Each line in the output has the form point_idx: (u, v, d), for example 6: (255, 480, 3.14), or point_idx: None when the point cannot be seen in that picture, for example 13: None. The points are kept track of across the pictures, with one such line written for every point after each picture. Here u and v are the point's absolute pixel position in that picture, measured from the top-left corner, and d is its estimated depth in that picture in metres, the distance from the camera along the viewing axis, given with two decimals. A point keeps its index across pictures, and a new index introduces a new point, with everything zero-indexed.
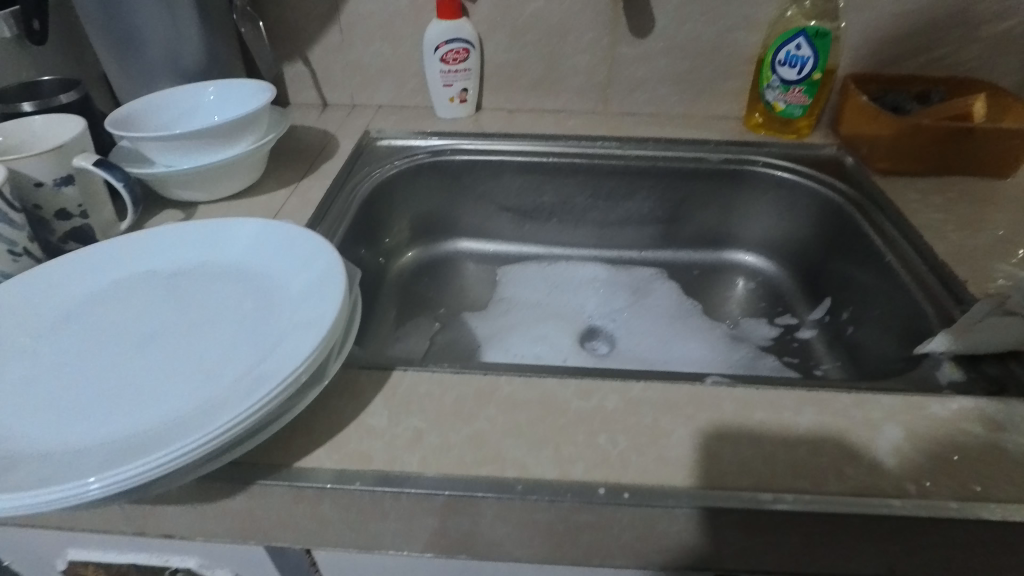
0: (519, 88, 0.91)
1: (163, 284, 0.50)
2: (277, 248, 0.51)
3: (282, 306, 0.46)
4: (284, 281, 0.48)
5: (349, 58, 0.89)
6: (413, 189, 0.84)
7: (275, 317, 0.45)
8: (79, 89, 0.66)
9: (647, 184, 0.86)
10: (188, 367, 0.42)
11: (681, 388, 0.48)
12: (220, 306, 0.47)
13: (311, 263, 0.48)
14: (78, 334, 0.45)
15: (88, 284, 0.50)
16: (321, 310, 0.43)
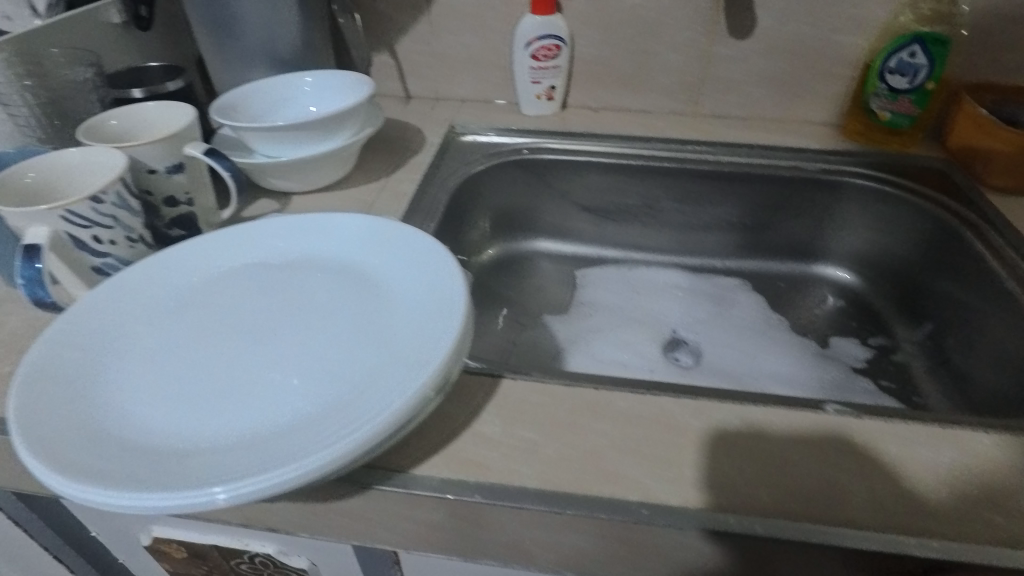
0: (606, 84, 0.88)
1: (273, 274, 0.50)
2: (388, 246, 0.50)
3: (399, 308, 0.45)
4: (398, 282, 0.47)
5: (434, 50, 0.88)
6: (498, 186, 0.83)
7: (392, 319, 0.44)
8: (185, 76, 0.67)
9: (737, 191, 0.83)
10: (308, 363, 0.42)
11: (804, 415, 0.45)
12: (333, 302, 0.47)
13: (427, 265, 0.47)
14: (195, 325, 0.45)
15: (199, 273, 0.50)
16: (443, 316, 0.42)
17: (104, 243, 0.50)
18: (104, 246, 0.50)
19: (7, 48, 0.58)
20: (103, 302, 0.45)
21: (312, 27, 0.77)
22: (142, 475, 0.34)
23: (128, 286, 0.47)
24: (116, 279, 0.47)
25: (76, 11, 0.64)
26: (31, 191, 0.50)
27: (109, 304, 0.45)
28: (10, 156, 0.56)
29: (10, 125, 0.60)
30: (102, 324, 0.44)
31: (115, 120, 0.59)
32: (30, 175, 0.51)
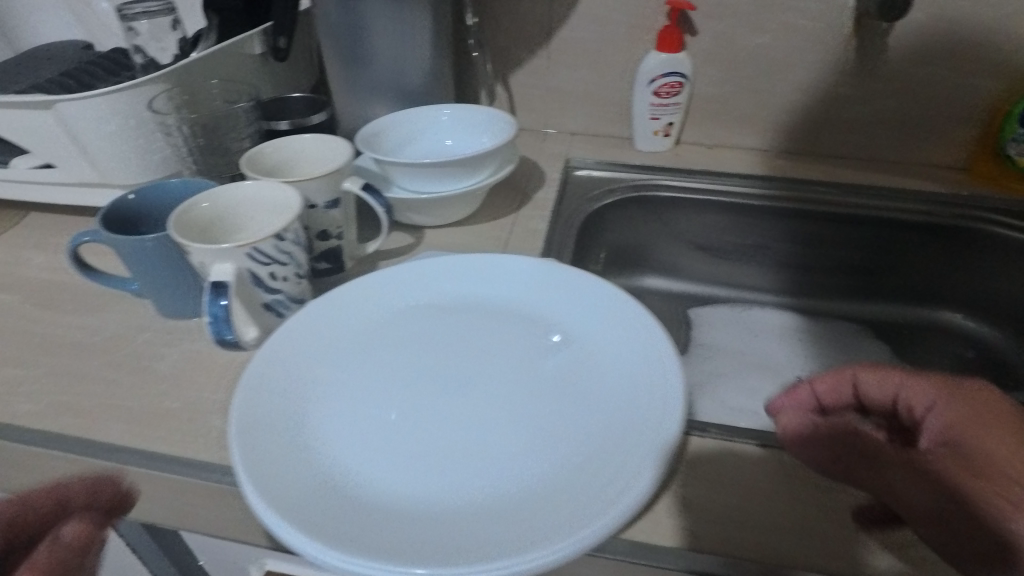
0: (724, 122, 0.86)
1: (450, 318, 0.50)
2: (566, 295, 0.50)
3: (594, 364, 0.45)
4: (585, 334, 0.47)
5: (550, 84, 0.87)
6: (615, 223, 0.82)
7: (589, 375, 0.44)
8: (328, 109, 0.66)
9: (859, 234, 0.81)
10: (509, 418, 0.42)
11: None
12: (518, 351, 0.47)
13: (618, 320, 0.47)
14: (382, 371, 0.45)
15: (373, 314, 0.50)
16: (652, 380, 0.42)
17: (278, 280, 0.49)
18: (278, 283, 0.49)
19: (170, 81, 0.59)
20: (288, 344, 0.45)
21: (440, 61, 0.77)
22: (374, 538, 0.33)
23: (308, 326, 0.47)
24: (296, 317, 0.47)
25: (229, 43, 0.64)
26: (210, 227, 0.51)
27: (297, 345, 0.46)
28: (173, 185, 0.56)
29: (162, 156, 0.62)
30: (294, 368, 0.44)
31: (272, 148, 0.59)
32: (210, 210, 0.51)
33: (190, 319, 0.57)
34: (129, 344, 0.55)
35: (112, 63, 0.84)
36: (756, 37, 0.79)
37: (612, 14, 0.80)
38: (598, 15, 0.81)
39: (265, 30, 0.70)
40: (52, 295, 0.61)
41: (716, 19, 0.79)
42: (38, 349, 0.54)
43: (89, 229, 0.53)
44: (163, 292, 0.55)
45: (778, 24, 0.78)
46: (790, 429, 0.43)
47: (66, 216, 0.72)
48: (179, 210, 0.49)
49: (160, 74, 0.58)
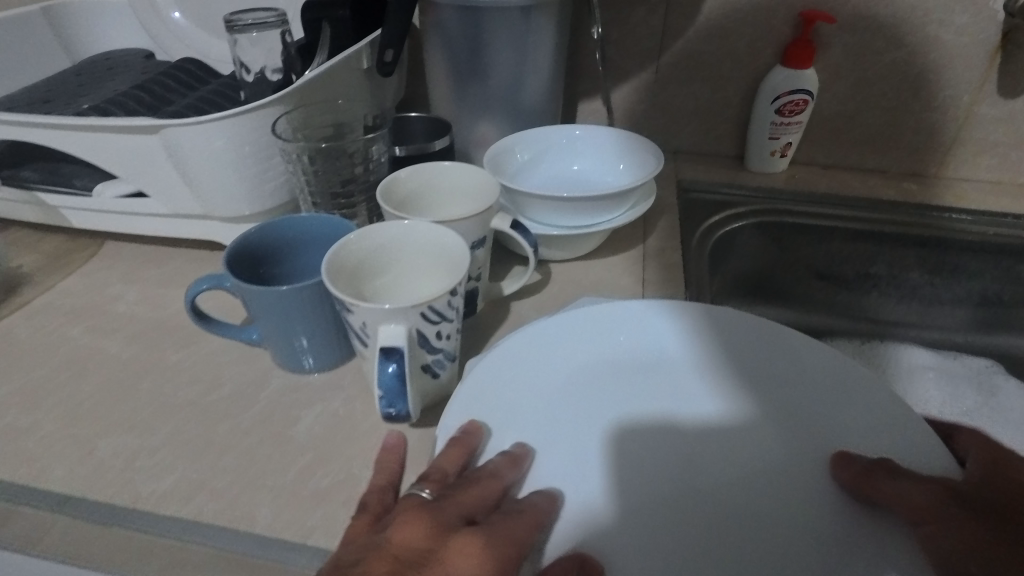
0: (844, 141, 0.81)
1: (639, 372, 0.47)
2: (767, 346, 0.47)
3: (838, 420, 0.43)
4: (808, 384, 0.45)
5: (657, 100, 0.81)
6: (734, 251, 0.76)
7: (835, 438, 0.42)
8: (450, 134, 0.60)
9: (1000, 265, 0.74)
10: (773, 493, 0.40)
11: None
12: (745, 411, 0.45)
13: (844, 370, 0.45)
14: (586, 433, 0.43)
15: (559, 373, 0.47)
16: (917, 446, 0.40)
17: (443, 338, 0.43)
18: (441, 341, 0.43)
19: (292, 103, 0.53)
20: (483, 400, 0.42)
21: (554, 77, 0.70)
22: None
23: (494, 381, 0.44)
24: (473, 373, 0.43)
25: (345, 57, 0.58)
26: (356, 273, 0.44)
27: (491, 400, 0.42)
28: (297, 221, 0.49)
29: (275, 185, 0.56)
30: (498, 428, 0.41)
31: (405, 174, 0.52)
32: (357, 253, 0.44)
33: (312, 373, 0.51)
34: (256, 404, 0.48)
35: (187, 75, 0.77)
36: (892, 51, 0.73)
37: (736, 26, 0.74)
38: (720, 26, 0.74)
39: (374, 42, 0.63)
40: (156, 343, 0.54)
41: (850, 33, 0.72)
42: (154, 411, 0.48)
43: (211, 278, 0.46)
44: (286, 346, 0.48)
45: (919, 38, 0.71)
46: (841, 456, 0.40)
47: (152, 247, 0.66)
48: (330, 255, 0.42)
49: (282, 96, 0.51)
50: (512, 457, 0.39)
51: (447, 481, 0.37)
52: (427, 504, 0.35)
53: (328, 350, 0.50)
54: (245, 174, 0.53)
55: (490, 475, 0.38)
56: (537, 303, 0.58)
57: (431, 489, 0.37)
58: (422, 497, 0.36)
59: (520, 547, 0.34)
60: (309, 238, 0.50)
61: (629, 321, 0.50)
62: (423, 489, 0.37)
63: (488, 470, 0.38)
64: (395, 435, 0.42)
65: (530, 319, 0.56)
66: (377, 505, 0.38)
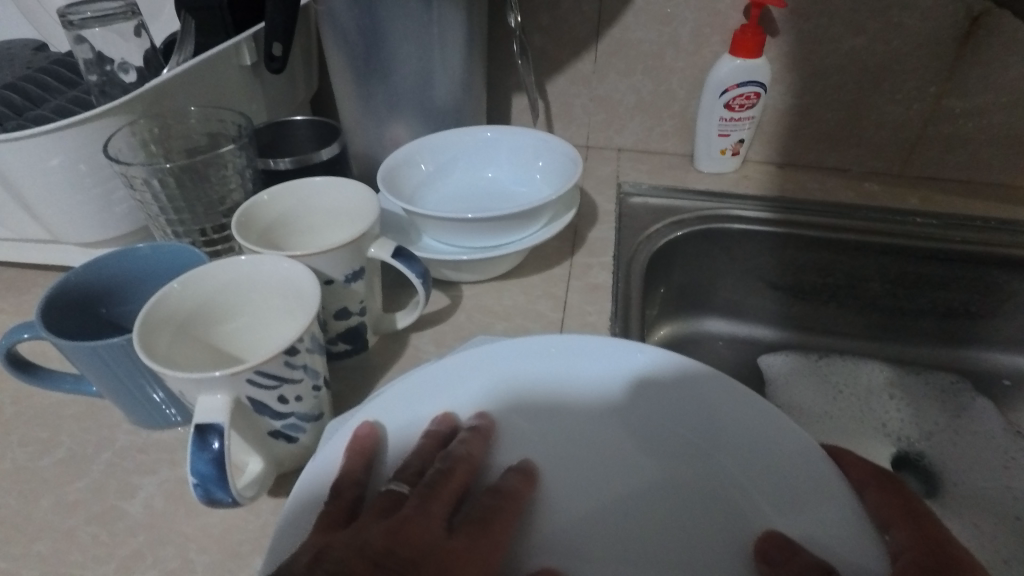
0: (802, 138, 0.74)
1: (536, 420, 0.40)
2: (674, 390, 0.40)
3: (762, 496, 0.35)
4: (730, 447, 0.37)
5: (597, 94, 0.74)
6: (680, 260, 0.69)
7: (758, 513, 0.35)
8: (341, 142, 0.52)
9: (969, 276, 0.67)
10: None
11: None
12: (659, 480, 0.38)
13: (772, 434, 0.37)
14: (522, 445, 0.39)
15: (476, 400, 0.41)
16: (840, 532, 0.32)
17: (290, 401, 0.36)
18: (289, 405, 0.36)
19: (138, 111, 0.46)
20: (396, 410, 0.39)
21: (471, 72, 0.62)
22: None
23: (418, 390, 0.40)
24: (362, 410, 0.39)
25: (211, 52, 0.50)
26: (189, 322, 0.37)
27: (410, 415, 0.39)
28: (128, 256, 0.43)
29: (128, 207, 0.48)
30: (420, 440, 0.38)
31: (268, 196, 0.45)
32: (190, 300, 0.37)
33: (172, 428, 0.44)
34: (91, 467, 0.42)
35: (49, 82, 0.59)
36: (850, 38, 0.66)
37: (678, 12, 0.66)
38: (660, 12, 0.66)
39: (256, 35, 0.55)
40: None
41: (804, 18, 0.65)
42: None
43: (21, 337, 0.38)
44: (132, 403, 0.41)
45: (879, 24, 0.64)
46: (768, 548, 0.33)
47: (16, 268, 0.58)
48: (147, 309, 0.35)
49: (119, 105, 0.44)
50: (479, 431, 0.38)
51: (422, 478, 0.35)
52: (408, 501, 0.34)
53: (178, 407, 0.42)
54: (86, 195, 0.46)
55: (467, 463, 0.36)
56: (438, 335, 0.51)
57: (411, 484, 0.35)
58: (403, 492, 0.34)
59: (496, 548, 0.33)
60: (147, 274, 0.44)
61: (527, 360, 0.42)
62: (402, 483, 0.35)
63: (461, 456, 0.36)
64: (367, 425, 0.37)
65: (428, 355, 0.49)
66: (353, 491, 0.35)
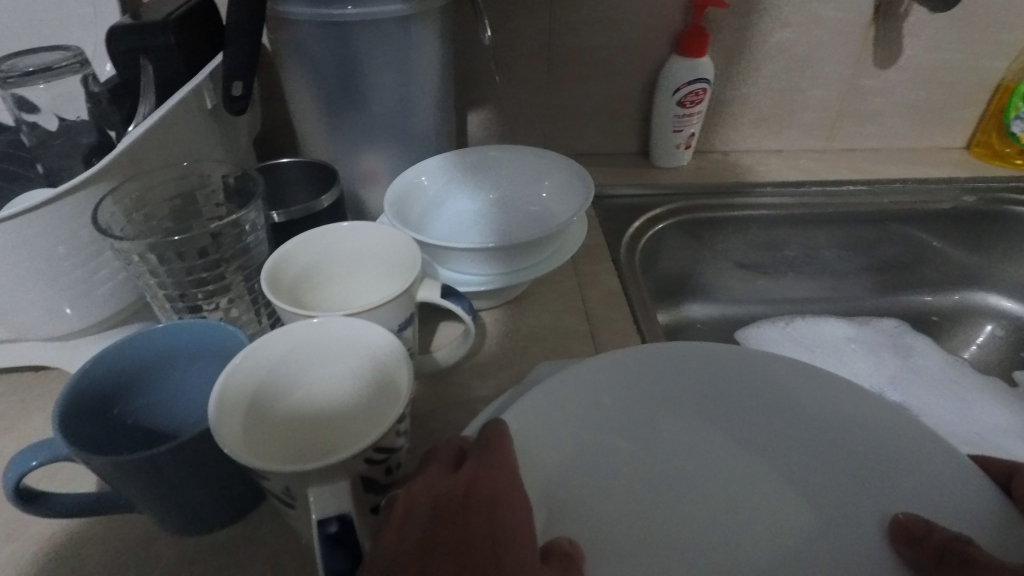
0: (741, 125, 0.79)
1: (632, 435, 0.39)
2: (752, 381, 0.41)
3: (887, 484, 0.36)
4: (831, 432, 0.38)
5: (554, 103, 0.74)
6: (660, 251, 0.72)
7: (885, 498, 0.35)
8: (339, 183, 0.48)
9: (898, 230, 0.77)
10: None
11: None
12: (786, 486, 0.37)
13: (861, 410, 0.39)
14: (624, 463, 0.38)
15: (573, 427, 0.38)
16: (958, 503, 0.34)
17: (393, 471, 0.33)
18: (392, 475, 0.33)
19: (118, 173, 0.40)
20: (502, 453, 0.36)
21: (446, 93, 0.60)
22: None
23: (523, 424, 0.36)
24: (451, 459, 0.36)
25: (181, 98, 0.44)
26: (253, 404, 0.33)
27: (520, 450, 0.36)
28: (146, 337, 0.36)
29: (111, 287, 0.42)
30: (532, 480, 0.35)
31: (293, 247, 0.41)
32: (251, 380, 0.33)
33: (220, 529, 0.38)
34: None
35: None
36: (778, 32, 0.71)
37: (626, 17, 0.68)
38: (610, 19, 0.68)
39: (215, 75, 0.50)
40: None
41: (738, 16, 0.70)
42: None
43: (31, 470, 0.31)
44: (176, 509, 0.36)
45: (802, 17, 0.71)
46: (907, 529, 0.33)
47: None
48: (216, 396, 0.30)
49: (100, 169, 0.38)
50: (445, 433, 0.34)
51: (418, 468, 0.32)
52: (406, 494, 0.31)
53: (231, 502, 0.37)
54: (64, 282, 0.39)
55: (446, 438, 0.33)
56: (476, 367, 0.49)
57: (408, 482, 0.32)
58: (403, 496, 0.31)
59: (498, 484, 0.29)
60: (163, 355, 0.37)
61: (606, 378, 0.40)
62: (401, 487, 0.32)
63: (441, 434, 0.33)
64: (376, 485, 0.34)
65: (473, 389, 0.47)
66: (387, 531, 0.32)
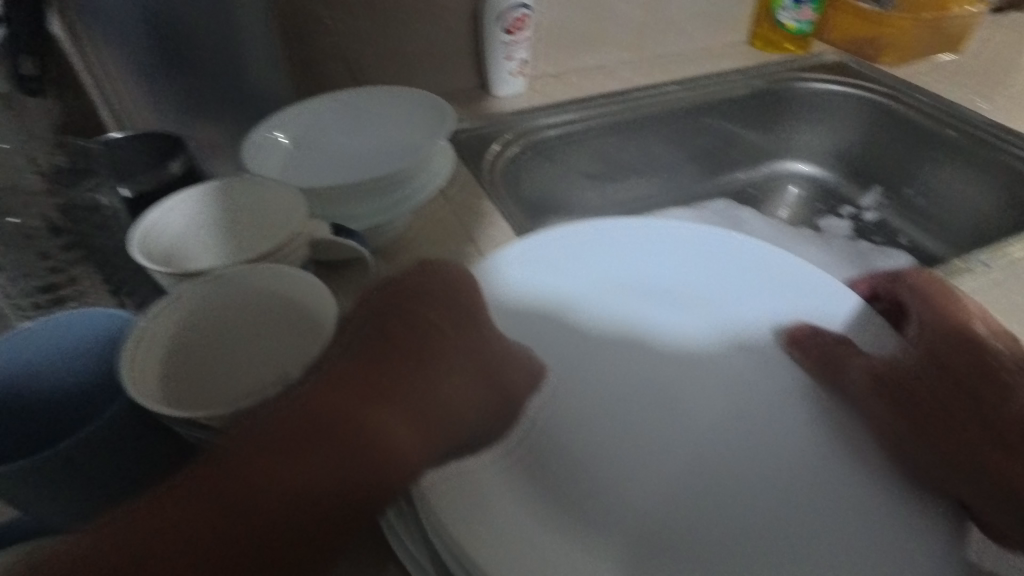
0: (563, 46, 0.85)
1: (563, 300, 0.47)
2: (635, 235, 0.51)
3: (750, 288, 0.48)
4: (698, 258, 0.50)
5: (384, 47, 0.73)
6: (517, 174, 0.76)
7: (753, 300, 0.47)
8: (185, 151, 0.46)
9: (709, 119, 0.88)
10: (772, 419, 0.41)
11: (984, 275, 0.54)
12: (683, 310, 0.47)
13: (713, 239, 0.50)
14: (563, 321, 0.46)
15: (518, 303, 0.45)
16: (793, 280, 0.47)
17: None
18: None
19: None
20: None
21: None
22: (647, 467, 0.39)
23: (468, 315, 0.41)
24: None
25: None
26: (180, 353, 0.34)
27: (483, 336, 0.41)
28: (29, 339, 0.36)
29: None
30: None
31: (158, 212, 0.39)
32: (155, 349, 0.33)
33: None
34: None
35: None
36: None
37: None
38: None
39: None
40: None
41: None
42: None
43: None
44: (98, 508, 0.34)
45: None
46: (795, 335, 0.43)
47: None
48: (124, 372, 0.31)
49: None
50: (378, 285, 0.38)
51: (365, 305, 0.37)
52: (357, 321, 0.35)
53: None
54: None
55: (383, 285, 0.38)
56: None
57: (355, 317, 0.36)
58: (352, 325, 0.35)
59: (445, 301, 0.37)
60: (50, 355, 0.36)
61: (532, 258, 0.47)
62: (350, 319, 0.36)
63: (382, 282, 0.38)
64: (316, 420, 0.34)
65: None
66: None
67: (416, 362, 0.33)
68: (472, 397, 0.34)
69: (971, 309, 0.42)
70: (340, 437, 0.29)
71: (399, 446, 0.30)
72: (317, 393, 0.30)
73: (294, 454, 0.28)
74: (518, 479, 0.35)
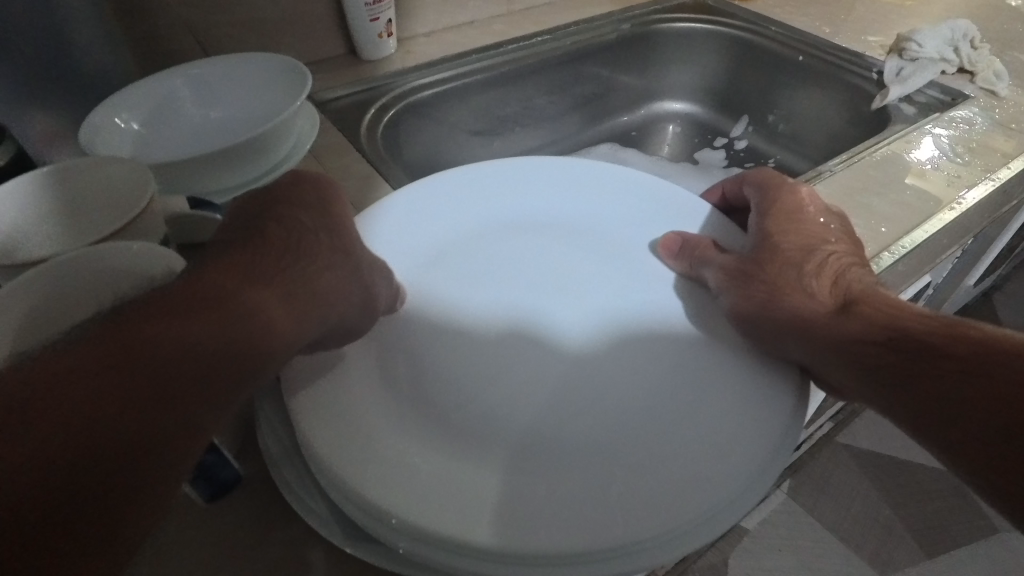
0: (430, 4, 0.83)
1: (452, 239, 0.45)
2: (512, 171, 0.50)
3: (626, 203, 0.49)
4: (573, 184, 0.50)
5: (237, 18, 0.69)
6: (399, 136, 0.75)
7: (629, 215, 0.48)
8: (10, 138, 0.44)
9: (584, 66, 0.89)
10: (654, 322, 0.40)
11: (834, 180, 0.59)
12: (570, 228, 0.47)
13: (585, 167, 0.51)
14: (457, 258, 0.44)
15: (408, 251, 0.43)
16: (662, 197, 0.49)
17: None
18: None
19: None
20: None
21: (108, 20, 0.53)
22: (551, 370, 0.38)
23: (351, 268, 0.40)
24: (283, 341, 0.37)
25: None
26: None
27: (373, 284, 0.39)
28: None
29: None
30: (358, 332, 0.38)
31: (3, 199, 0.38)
32: None
33: None
34: None
35: None
36: None
37: None
38: None
39: None
40: None
41: None
42: None
43: None
44: None
45: None
46: (666, 245, 0.44)
47: None
48: None
49: None
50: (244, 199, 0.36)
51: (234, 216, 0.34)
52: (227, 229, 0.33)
53: None
54: None
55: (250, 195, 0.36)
56: None
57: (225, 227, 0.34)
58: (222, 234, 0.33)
59: (318, 207, 0.36)
60: None
61: (412, 210, 0.46)
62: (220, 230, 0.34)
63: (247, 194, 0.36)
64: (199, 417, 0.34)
65: None
66: None
67: (294, 255, 0.33)
68: (343, 295, 0.34)
69: (800, 194, 0.44)
70: (228, 310, 0.28)
71: (275, 337, 0.29)
72: (187, 277, 0.28)
73: (181, 323, 0.26)
74: (404, 413, 0.34)
